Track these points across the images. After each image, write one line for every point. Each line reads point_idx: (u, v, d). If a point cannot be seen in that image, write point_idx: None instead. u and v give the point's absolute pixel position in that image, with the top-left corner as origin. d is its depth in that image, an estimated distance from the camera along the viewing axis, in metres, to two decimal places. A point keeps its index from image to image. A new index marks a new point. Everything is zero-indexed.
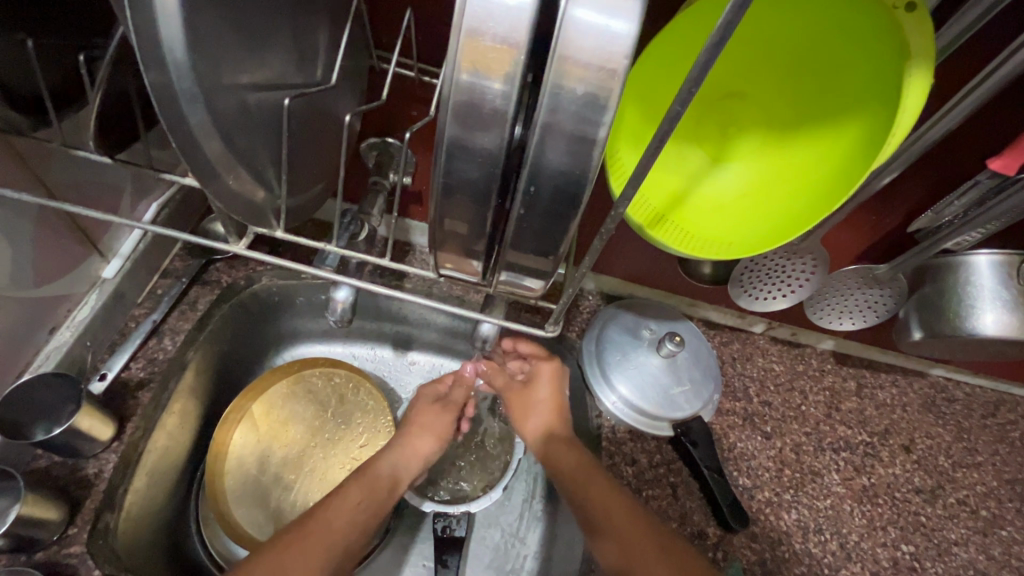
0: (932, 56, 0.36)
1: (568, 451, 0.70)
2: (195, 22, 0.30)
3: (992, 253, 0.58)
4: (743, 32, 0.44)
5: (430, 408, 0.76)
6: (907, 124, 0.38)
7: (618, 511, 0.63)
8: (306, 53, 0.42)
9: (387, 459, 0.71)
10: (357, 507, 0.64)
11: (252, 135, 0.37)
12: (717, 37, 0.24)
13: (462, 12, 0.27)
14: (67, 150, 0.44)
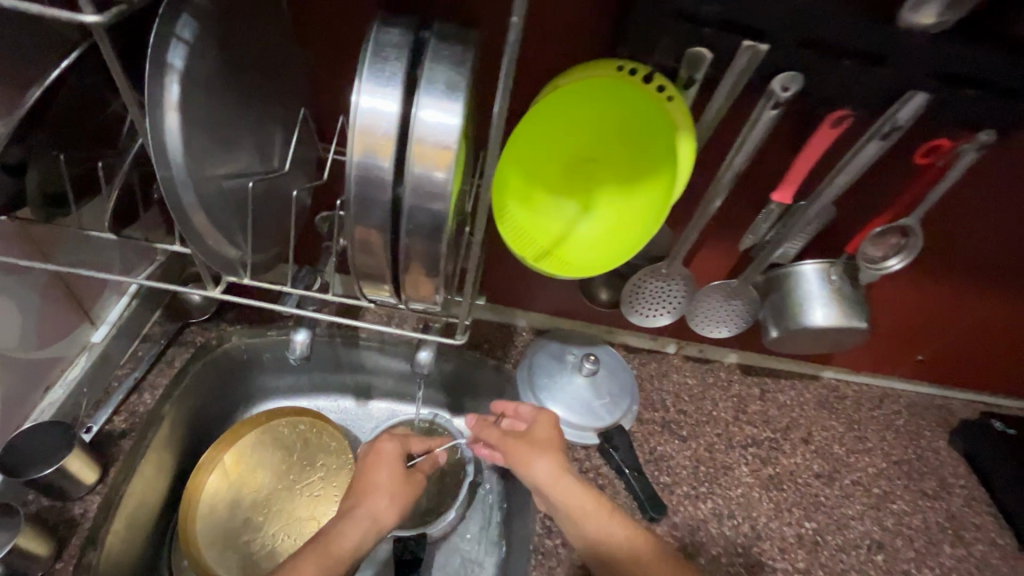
0: (689, 130, 0.55)
1: (593, 516, 0.69)
2: (187, 139, 0.45)
3: (813, 263, 0.73)
4: (581, 119, 0.61)
5: (393, 474, 0.76)
6: (685, 172, 0.57)
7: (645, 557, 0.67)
8: (265, 149, 0.56)
9: (351, 527, 0.69)
10: None
11: (225, 210, 0.51)
12: (498, 116, 0.38)
13: (352, 114, 0.41)
14: (82, 230, 0.56)
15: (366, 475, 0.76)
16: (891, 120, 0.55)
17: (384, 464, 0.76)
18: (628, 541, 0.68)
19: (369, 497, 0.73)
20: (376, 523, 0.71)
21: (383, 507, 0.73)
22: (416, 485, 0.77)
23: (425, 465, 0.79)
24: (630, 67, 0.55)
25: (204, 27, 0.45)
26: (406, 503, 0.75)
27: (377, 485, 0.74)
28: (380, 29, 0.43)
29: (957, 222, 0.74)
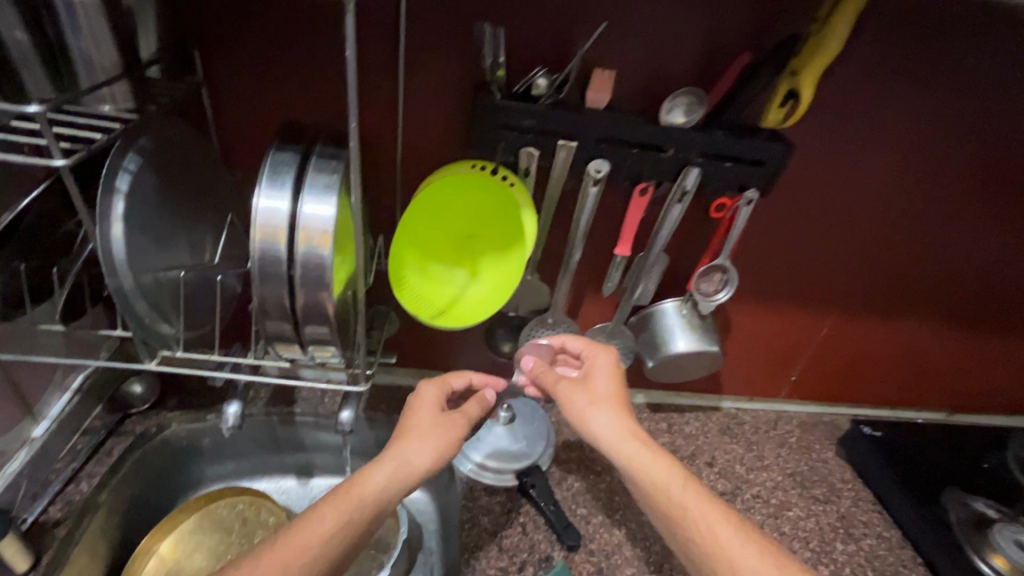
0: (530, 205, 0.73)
1: (659, 469, 0.68)
2: (132, 242, 0.58)
3: (671, 301, 0.90)
4: (454, 204, 0.77)
5: (431, 418, 0.70)
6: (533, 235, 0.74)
7: (709, 516, 0.65)
8: (197, 246, 0.70)
9: (380, 470, 0.64)
10: (330, 537, 0.59)
11: (160, 296, 0.63)
12: (356, 203, 0.53)
13: (253, 213, 0.56)
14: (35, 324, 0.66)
15: (403, 421, 0.71)
16: (681, 185, 0.75)
17: (423, 408, 0.72)
18: (697, 504, 0.65)
19: (405, 439, 0.68)
20: (410, 466, 0.66)
21: (419, 452, 0.67)
22: (457, 428, 0.71)
23: (470, 408, 0.75)
24: (481, 163, 0.73)
25: (144, 158, 0.60)
26: (449, 445, 0.69)
27: (414, 428, 0.69)
28: (274, 152, 0.58)
29: (771, 263, 0.93)
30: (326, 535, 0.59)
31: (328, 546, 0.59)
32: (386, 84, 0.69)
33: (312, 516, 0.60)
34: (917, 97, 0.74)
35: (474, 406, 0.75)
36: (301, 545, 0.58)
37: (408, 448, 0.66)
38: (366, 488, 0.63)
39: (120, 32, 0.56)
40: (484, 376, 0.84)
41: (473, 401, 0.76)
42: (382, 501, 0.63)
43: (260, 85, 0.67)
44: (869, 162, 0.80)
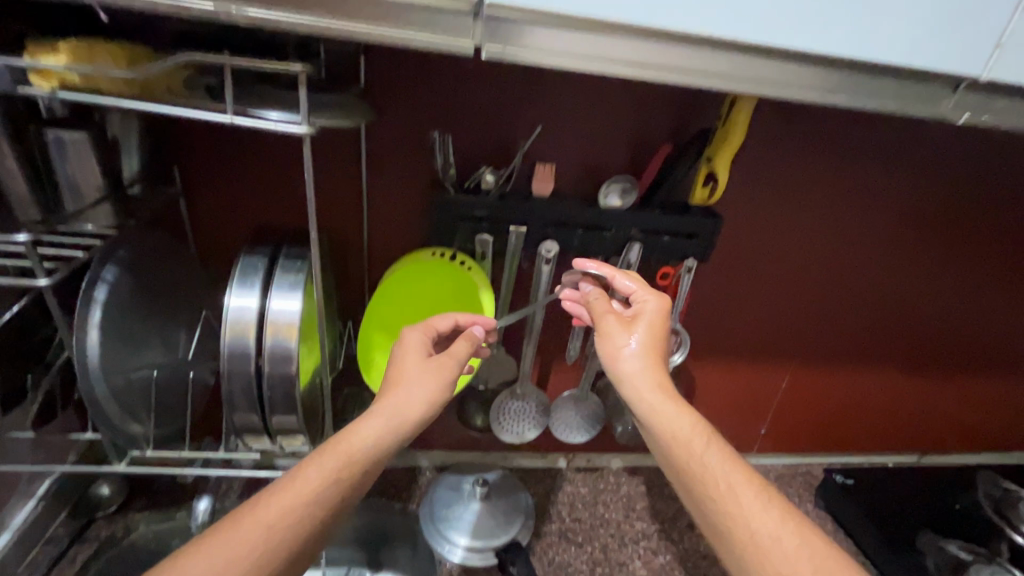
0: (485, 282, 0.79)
1: (690, 425, 0.59)
2: (106, 348, 0.61)
3: None
4: (412, 289, 0.81)
5: (420, 367, 0.62)
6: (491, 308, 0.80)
7: (748, 482, 0.54)
8: (169, 342, 0.71)
9: (364, 429, 0.55)
10: (308, 501, 0.50)
11: (132, 396, 0.65)
12: (320, 298, 0.58)
13: (223, 314, 0.60)
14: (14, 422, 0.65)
15: (390, 371, 0.63)
16: (625, 260, 0.81)
17: (410, 355, 0.64)
18: (734, 469, 0.55)
19: (394, 393, 0.60)
20: (401, 423, 0.58)
21: (410, 402, 0.59)
22: (449, 371, 0.63)
23: (457, 347, 0.65)
24: (441, 250, 0.79)
25: (122, 269, 0.63)
26: (441, 392, 0.61)
27: (403, 377, 0.61)
28: (245, 257, 0.64)
29: (721, 323, 0.98)
30: (310, 496, 0.50)
31: (308, 513, 0.50)
32: (349, 185, 0.76)
33: (296, 474, 0.51)
34: (821, 169, 0.83)
35: (462, 345, 0.66)
36: (277, 511, 0.49)
37: (400, 399, 0.59)
38: (356, 444, 0.54)
39: (106, 161, 0.60)
40: (474, 316, 0.73)
41: (461, 340, 0.67)
42: (374, 458, 0.55)
43: (236, 193, 0.74)
44: (792, 226, 0.88)
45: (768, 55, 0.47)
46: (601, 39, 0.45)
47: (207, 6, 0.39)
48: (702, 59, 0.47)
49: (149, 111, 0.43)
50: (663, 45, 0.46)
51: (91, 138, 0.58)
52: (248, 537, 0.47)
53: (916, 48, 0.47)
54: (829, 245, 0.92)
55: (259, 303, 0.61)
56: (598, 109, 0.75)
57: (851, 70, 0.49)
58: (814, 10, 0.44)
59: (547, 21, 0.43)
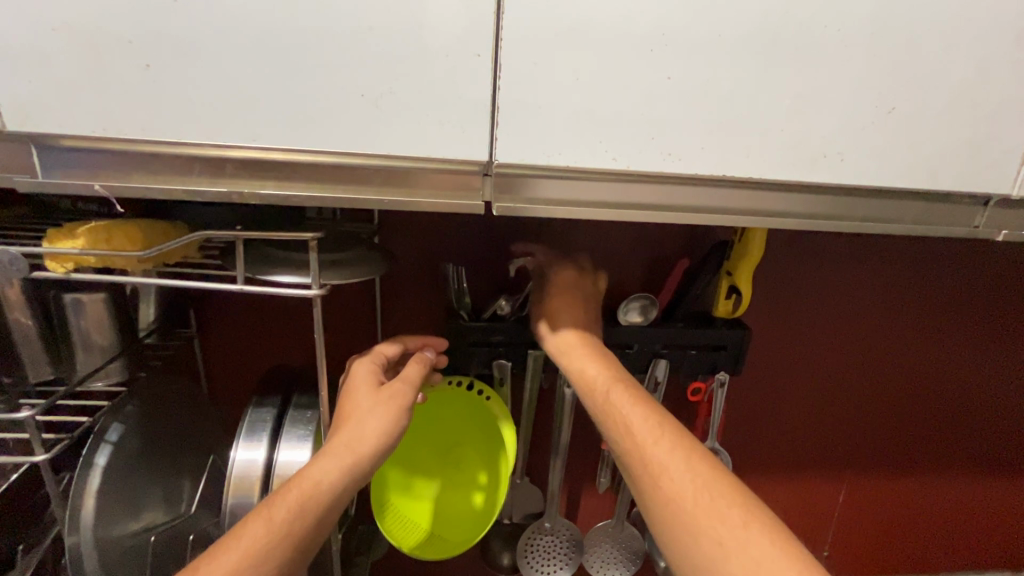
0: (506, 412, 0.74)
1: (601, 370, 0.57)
2: (103, 515, 0.56)
3: None
4: (430, 426, 0.76)
5: (373, 398, 0.55)
6: (513, 439, 0.74)
7: (651, 421, 0.53)
8: (172, 497, 0.65)
9: (310, 472, 0.49)
10: (255, 558, 0.45)
11: (126, 565, 0.58)
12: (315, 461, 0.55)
13: (230, 471, 0.56)
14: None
15: (341, 406, 0.56)
16: (652, 377, 0.77)
17: (361, 387, 0.56)
18: (643, 412, 0.54)
19: (338, 426, 0.54)
20: (356, 453, 0.51)
21: (364, 437, 0.52)
22: (407, 400, 0.57)
23: (411, 371, 0.60)
24: (458, 379, 0.75)
25: (129, 426, 0.60)
26: (400, 425, 0.55)
27: (354, 412, 0.55)
28: (253, 409, 0.61)
29: (761, 433, 0.90)
30: (260, 551, 0.45)
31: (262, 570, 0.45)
32: (362, 316, 0.74)
33: (244, 528, 0.46)
34: (848, 272, 0.80)
35: (415, 370, 0.60)
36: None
37: (349, 434, 0.52)
38: (309, 487, 0.49)
39: (121, 319, 0.61)
40: (420, 338, 0.68)
41: (412, 363, 0.61)
42: (330, 503, 0.49)
43: (255, 329, 0.74)
44: (824, 329, 0.83)
45: (778, 188, 0.47)
46: (607, 187, 0.45)
47: (220, 189, 0.40)
48: (711, 198, 0.47)
49: (162, 282, 0.42)
50: (675, 187, 0.46)
51: (107, 297, 0.58)
52: None
53: (935, 174, 0.46)
54: (871, 348, 0.86)
55: (268, 458, 0.57)
56: (610, 231, 0.75)
57: (872, 194, 0.48)
58: (824, 149, 0.44)
59: (554, 175, 0.44)
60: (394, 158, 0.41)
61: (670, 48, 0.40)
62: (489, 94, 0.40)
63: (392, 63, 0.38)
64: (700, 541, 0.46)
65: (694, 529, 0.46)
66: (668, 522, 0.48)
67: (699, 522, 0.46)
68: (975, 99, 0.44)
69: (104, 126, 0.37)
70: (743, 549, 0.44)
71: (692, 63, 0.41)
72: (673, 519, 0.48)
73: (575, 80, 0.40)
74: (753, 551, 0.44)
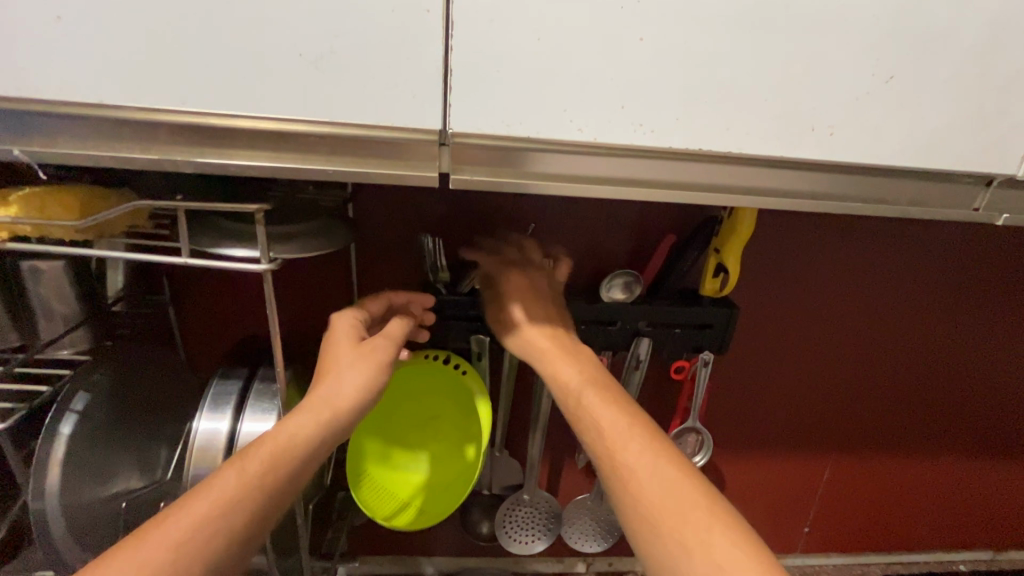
0: (482, 388, 0.73)
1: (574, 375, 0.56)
2: (71, 482, 0.56)
3: None
4: (406, 398, 0.76)
5: (353, 352, 0.54)
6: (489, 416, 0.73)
7: (626, 424, 0.52)
8: (147, 464, 0.65)
9: (287, 425, 0.49)
10: (226, 507, 0.44)
11: (97, 532, 0.58)
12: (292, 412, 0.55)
13: (192, 443, 0.55)
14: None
15: (319, 360, 0.55)
16: (635, 355, 0.75)
17: (340, 341, 0.55)
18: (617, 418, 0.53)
19: (316, 379, 0.53)
20: (334, 406, 0.51)
21: (343, 391, 0.51)
22: (388, 353, 0.56)
23: (392, 328, 0.58)
24: (435, 353, 0.74)
25: (97, 395, 0.59)
26: (380, 379, 0.54)
27: (333, 364, 0.53)
28: (219, 381, 0.60)
29: (745, 413, 0.88)
30: (230, 502, 0.44)
31: (231, 519, 0.44)
32: (336, 287, 0.73)
33: (215, 478, 0.45)
34: (842, 252, 0.77)
35: (397, 326, 0.59)
36: (192, 522, 0.43)
37: (327, 389, 0.51)
38: (285, 439, 0.48)
39: (83, 288, 0.60)
40: (407, 294, 0.66)
41: (394, 320, 0.59)
42: (306, 454, 0.48)
43: (230, 299, 0.72)
44: (814, 309, 0.81)
45: (776, 166, 0.43)
46: (593, 162, 0.42)
47: (152, 157, 0.38)
48: (698, 176, 0.43)
49: (83, 253, 0.40)
50: (649, 161, 0.42)
51: (69, 264, 0.58)
52: (155, 553, 0.41)
53: (936, 151, 0.42)
54: (862, 330, 0.83)
55: (231, 430, 0.56)
56: (593, 203, 0.72)
57: (866, 171, 0.44)
58: (811, 120, 0.40)
59: (544, 147, 0.40)
60: (338, 126, 0.38)
61: (645, 5, 0.36)
62: (441, 57, 0.36)
63: (332, 20, 0.34)
64: (671, 548, 0.45)
65: (662, 531, 0.46)
66: (641, 525, 0.47)
67: (669, 527, 0.46)
68: (984, 68, 0.40)
69: (18, 85, 0.34)
70: (709, 554, 0.44)
71: (667, 24, 0.37)
72: (646, 524, 0.47)
73: (537, 41, 0.36)
74: (719, 555, 0.44)
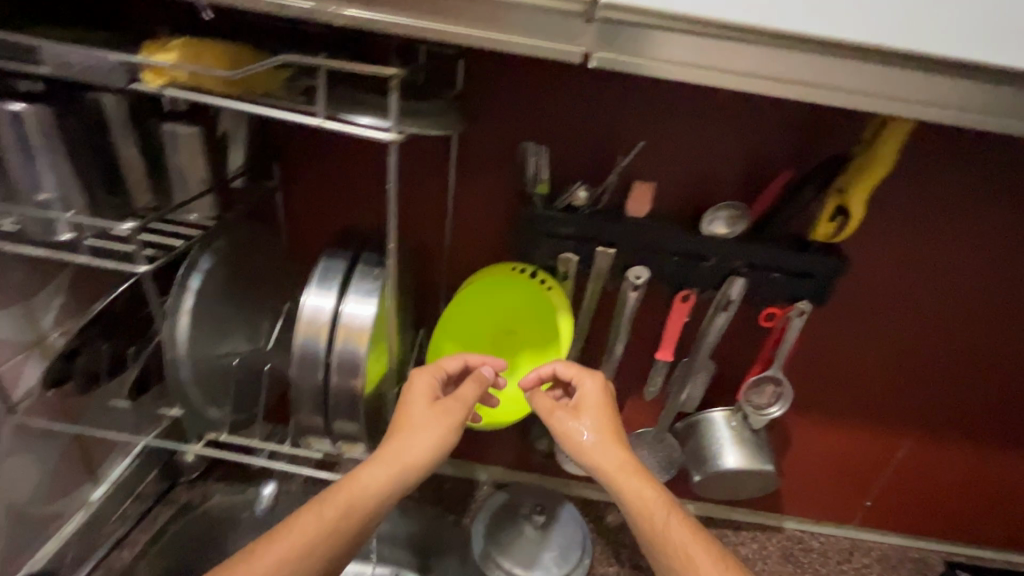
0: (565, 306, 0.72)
1: (649, 495, 0.60)
2: (198, 334, 0.62)
3: (719, 410, 0.84)
4: (489, 305, 0.78)
5: (426, 414, 0.60)
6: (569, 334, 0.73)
7: (700, 553, 0.56)
8: (254, 332, 0.71)
9: (364, 478, 0.56)
10: (307, 549, 0.52)
11: (215, 380, 0.66)
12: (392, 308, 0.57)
13: (299, 314, 0.59)
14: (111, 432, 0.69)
15: (397, 414, 0.62)
16: (725, 295, 0.72)
17: (417, 399, 0.62)
18: (692, 544, 0.57)
19: (391, 436, 0.59)
20: (406, 469, 0.57)
21: (415, 448, 0.58)
22: (457, 416, 0.62)
23: (465, 391, 0.63)
24: (521, 267, 0.74)
25: (218, 260, 0.65)
26: (446, 440, 0.60)
27: (409, 421, 0.60)
28: (326, 258, 0.63)
29: (826, 376, 0.84)
30: (312, 542, 0.52)
31: (311, 556, 0.52)
32: (435, 190, 0.74)
33: (300, 518, 0.53)
34: (976, 215, 0.69)
35: (471, 390, 0.64)
36: (282, 556, 0.51)
37: (401, 443, 0.58)
38: (360, 488, 0.55)
39: (213, 155, 0.64)
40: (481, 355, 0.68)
41: (468, 383, 0.64)
42: (376, 504, 0.55)
43: (334, 192, 0.76)
44: (931, 272, 0.74)
45: (930, 70, 0.41)
46: (732, 50, 0.41)
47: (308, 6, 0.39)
48: (846, 75, 0.42)
49: (233, 107, 0.43)
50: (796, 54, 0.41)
51: (201, 132, 0.61)
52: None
53: None
54: (979, 305, 0.76)
55: (334, 307, 0.60)
56: (710, 125, 0.67)
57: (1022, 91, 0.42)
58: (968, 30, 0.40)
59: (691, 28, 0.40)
60: None
61: None
62: None
63: None
64: None
65: None
66: None
67: None
68: None
69: None
70: None
71: None
72: None
73: None
74: None
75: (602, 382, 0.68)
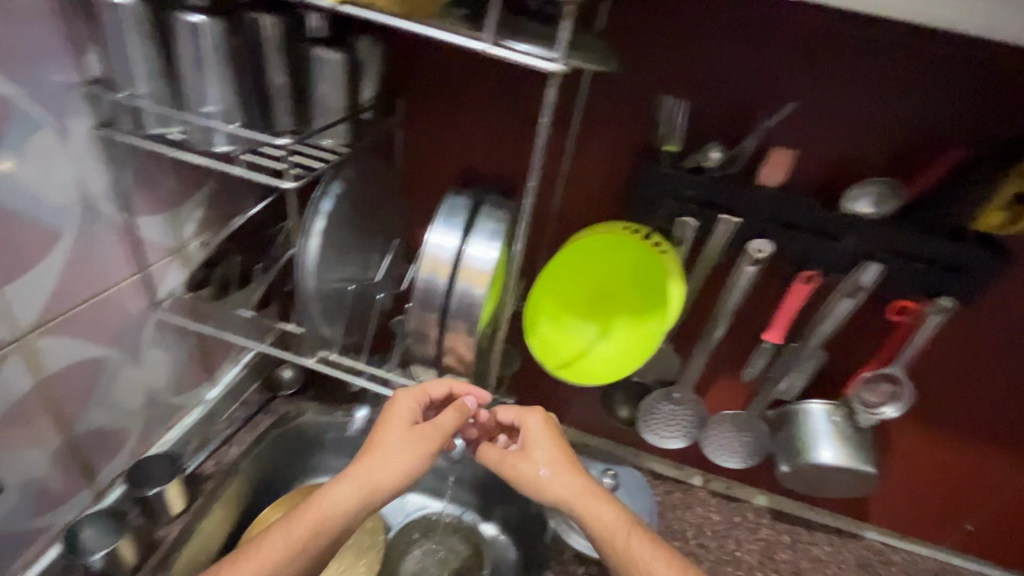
0: (678, 274, 0.68)
1: (618, 525, 0.61)
2: (324, 254, 0.66)
3: (819, 403, 0.79)
4: (594, 262, 0.76)
5: (403, 438, 0.60)
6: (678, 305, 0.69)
7: None
8: (366, 262, 0.74)
9: (332, 499, 0.57)
10: (275, 569, 0.55)
11: (331, 301, 0.70)
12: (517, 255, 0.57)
13: (423, 249, 0.61)
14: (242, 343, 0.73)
15: (372, 434, 0.61)
16: (855, 280, 0.67)
17: (394, 422, 0.61)
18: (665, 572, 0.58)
19: (364, 457, 0.59)
20: (373, 495, 0.57)
21: (386, 472, 0.58)
22: (434, 444, 0.61)
23: (446, 419, 0.62)
24: (634, 226, 0.71)
25: (347, 187, 0.67)
26: (419, 468, 0.59)
27: (382, 442, 0.60)
28: (452, 196, 0.64)
29: (947, 383, 0.77)
30: (279, 563, 0.55)
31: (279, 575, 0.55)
32: (554, 139, 0.72)
33: (268, 540, 0.56)
34: None
35: (451, 417, 0.62)
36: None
37: (371, 466, 0.58)
38: (327, 511, 0.57)
39: (350, 85, 0.64)
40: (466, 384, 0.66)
41: (450, 409, 0.63)
42: (341, 526, 0.57)
43: (452, 134, 0.76)
44: None
45: None
46: None
47: None
48: None
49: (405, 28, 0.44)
50: None
51: (342, 60, 0.61)
52: None
53: None
54: None
55: (457, 247, 0.61)
56: (878, 93, 0.61)
57: None
58: None
59: None
60: None
61: None
62: None
63: None
64: None
65: None
66: None
67: None
68: None
69: None
70: None
71: None
72: None
73: None
74: None
75: (544, 415, 0.69)
